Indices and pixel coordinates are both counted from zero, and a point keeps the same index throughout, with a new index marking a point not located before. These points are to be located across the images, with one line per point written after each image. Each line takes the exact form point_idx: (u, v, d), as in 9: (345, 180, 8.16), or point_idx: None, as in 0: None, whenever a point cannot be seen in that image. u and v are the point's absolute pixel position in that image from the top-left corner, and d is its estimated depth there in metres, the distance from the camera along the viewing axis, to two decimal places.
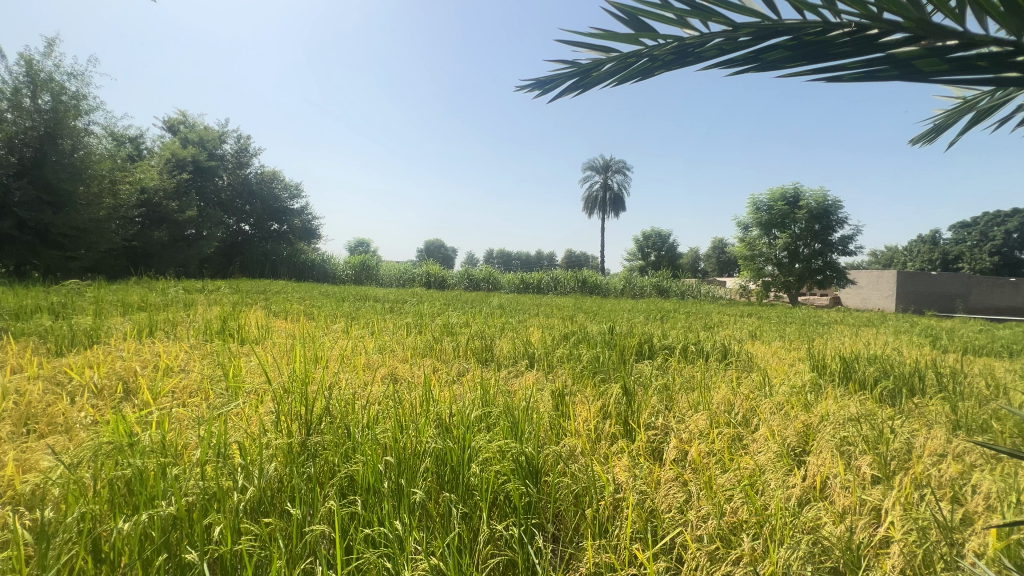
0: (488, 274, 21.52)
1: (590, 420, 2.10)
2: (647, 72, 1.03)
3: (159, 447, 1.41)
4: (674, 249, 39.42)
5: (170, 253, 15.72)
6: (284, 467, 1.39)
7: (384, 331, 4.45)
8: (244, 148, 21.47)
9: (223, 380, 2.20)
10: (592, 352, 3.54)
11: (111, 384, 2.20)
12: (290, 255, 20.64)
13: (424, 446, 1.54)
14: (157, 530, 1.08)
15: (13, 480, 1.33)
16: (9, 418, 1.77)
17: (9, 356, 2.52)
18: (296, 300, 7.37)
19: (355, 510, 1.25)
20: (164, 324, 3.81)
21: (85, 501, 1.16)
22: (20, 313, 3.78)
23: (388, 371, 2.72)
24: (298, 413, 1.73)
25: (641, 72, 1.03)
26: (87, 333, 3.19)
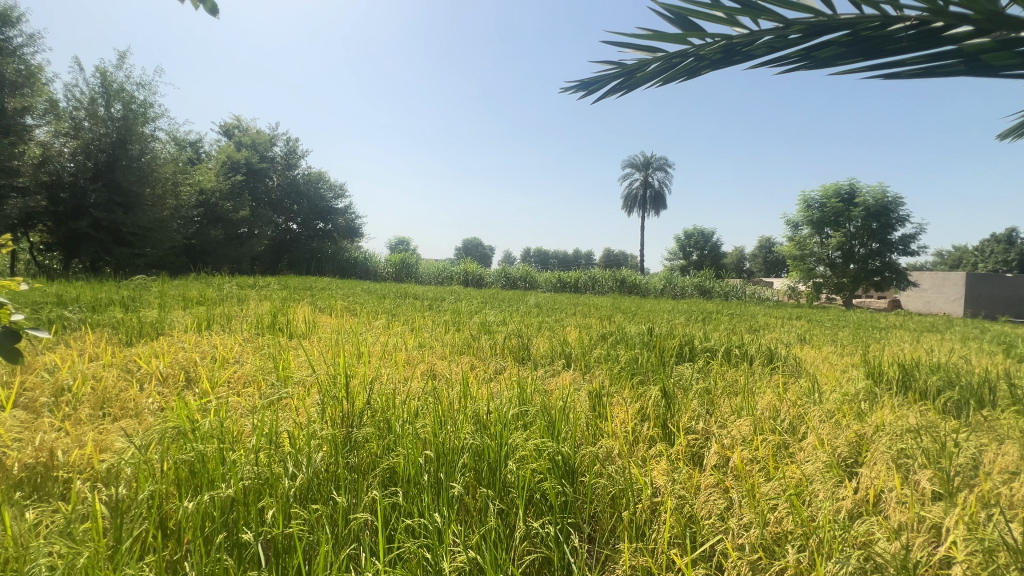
0: (525, 273, 21.55)
1: (628, 422, 2.07)
2: (693, 71, 1.03)
3: (217, 433, 1.51)
4: (718, 249, 38.12)
5: (225, 250, 16.65)
6: (330, 457, 1.46)
7: (423, 328, 4.55)
8: (292, 150, 22.43)
9: (274, 372, 2.33)
10: (631, 353, 3.47)
11: (174, 373, 2.36)
12: (334, 253, 21.39)
13: (462, 442, 1.57)
14: (217, 509, 1.16)
15: (91, 459, 1.46)
16: (89, 401, 1.94)
17: (86, 345, 2.75)
18: (340, 296, 7.64)
19: (396, 500, 1.29)
20: (221, 318, 4.05)
21: (153, 480, 1.26)
22: (96, 305, 4.11)
23: (428, 368, 2.79)
24: (342, 407, 1.80)
25: (687, 72, 1.02)
26: (154, 325, 3.44)
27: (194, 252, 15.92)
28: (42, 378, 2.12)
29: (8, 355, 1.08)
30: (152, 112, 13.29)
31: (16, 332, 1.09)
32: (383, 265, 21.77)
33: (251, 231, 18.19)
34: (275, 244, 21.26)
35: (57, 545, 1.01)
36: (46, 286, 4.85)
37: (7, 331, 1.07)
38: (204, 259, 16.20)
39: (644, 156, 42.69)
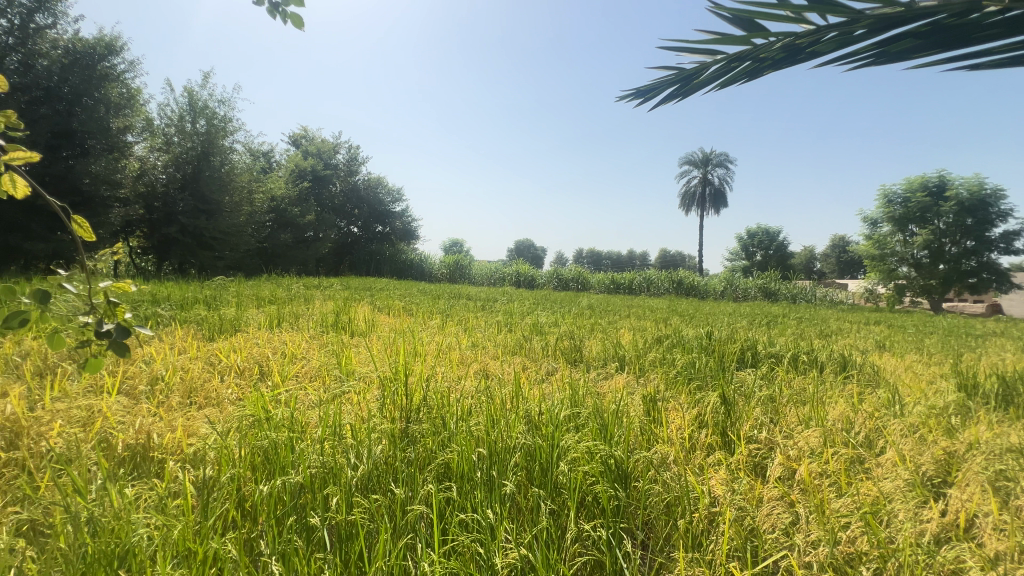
0: (577, 274, 21.35)
1: (685, 428, 2.00)
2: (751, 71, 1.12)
3: (287, 423, 1.62)
4: (785, 249, 35.86)
5: (293, 253, 17.77)
6: (389, 450, 1.52)
7: (476, 328, 4.62)
8: (354, 157, 23.54)
9: (337, 368, 2.45)
10: (688, 357, 3.35)
11: (250, 367, 2.55)
12: (392, 255, 22.21)
13: (514, 442, 1.58)
14: (286, 494, 1.25)
15: (180, 442, 1.61)
16: (178, 390, 2.15)
17: (176, 339, 3.03)
18: (397, 297, 7.93)
19: (451, 494, 1.33)
20: (290, 316, 4.32)
21: (234, 464, 1.37)
22: (183, 304, 4.52)
23: (481, 367, 2.83)
24: (401, 402, 1.88)
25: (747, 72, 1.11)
26: (232, 323, 3.74)
27: (266, 255, 17.09)
28: (140, 368, 2.36)
29: (118, 349, 1.17)
30: (232, 126, 14.42)
31: (128, 328, 1.20)
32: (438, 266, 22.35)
33: (316, 234, 19.36)
34: (337, 247, 22.40)
35: (154, 516, 1.13)
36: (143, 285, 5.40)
37: (121, 327, 1.18)
38: (275, 261, 17.35)
39: (703, 151, 40.92)
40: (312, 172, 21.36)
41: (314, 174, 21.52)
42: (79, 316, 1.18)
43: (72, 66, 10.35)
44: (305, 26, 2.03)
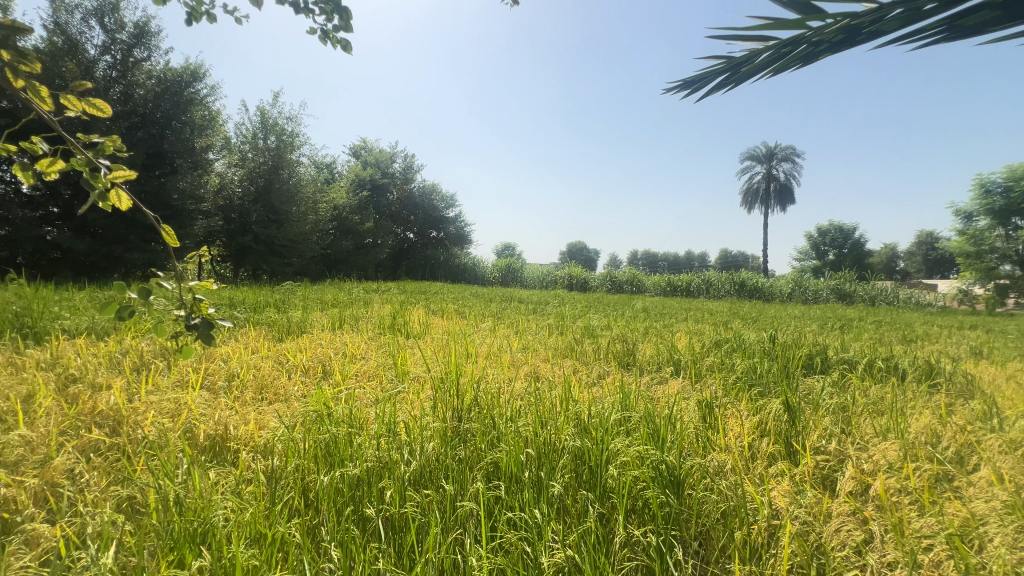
0: (632, 276, 20.91)
1: (745, 436, 1.91)
2: (809, 58, 0.94)
3: (347, 419, 1.71)
4: (861, 247, 33.22)
5: (354, 259, 18.64)
6: (440, 448, 1.57)
7: (527, 331, 4.65)
8: (410, 166, 24.40)
9: (393, 368, 2.56)
10: (750, 362, 3.18)
11: (314, 366, 2.71)
12: (446, 259, 22.78)
13: (562, 444, 1.59)
14: (346, 485, 1.32)
15: (253, 433, 1.74)
16: (252, 386, 2.33)
17: (250, 340, 3.29)
18: (451, 300, 8.12)
19: (499, 493, 1.35)
20: (350, 319, 4.55)
21: (299, 455, 1.47)
22: (256, 307, 4.90)
23: (532, 369, 2.85)
24: (452, 403, 1.93)
25: (803, 59, 0.93)
26: (298, 324, 4.00)
27: (329, 261, 18.06)
28: (219, 365, 2.58)
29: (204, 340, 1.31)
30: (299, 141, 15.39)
31: (212, 323, 1.34)
32: (491, 270, 22.69)
33: (374, 240, 20.34)
34: (395, 253, 23.29)
35: (231, 499, 1.24)
36: (223, 290, 5.89)
37: (206, 321, 1.32)
38: (338, 266, 18.29)
39: (766, 145, 38.70)
40: (371, 181, 22.35)
41: (372, 183, 22.51)
42: (174, 312, 1.33)
43: (163, 94, 11.47)
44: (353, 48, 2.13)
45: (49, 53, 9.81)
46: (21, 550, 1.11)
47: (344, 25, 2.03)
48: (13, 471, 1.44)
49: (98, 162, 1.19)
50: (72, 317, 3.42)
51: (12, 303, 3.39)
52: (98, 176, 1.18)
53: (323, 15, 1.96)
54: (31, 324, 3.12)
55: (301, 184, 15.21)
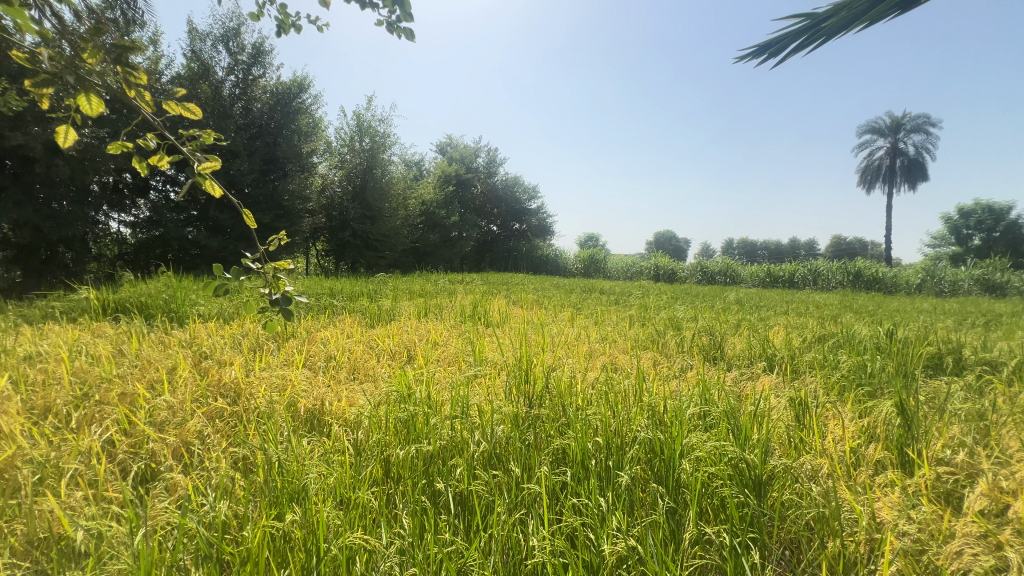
0: (726, 266, 19.58)
1: (845, 440, 1.73)
2: (908, 3, 0.82)
3: (425, 399, 1.83)
4: (1018, 229, 28.00)
5: (440, 251, 19.51)
6: (510, 431, 1.62)
7: (607, 321, 4.57)
8: (493, 159, 24.87)
9: (471, 355, 2.66)
10: (859, 359, 2.84)
11: (400, 351, 2.90)
12: (529, 251, 23.01)
13: (634, 434, 1.56)
14: (420, 461, 1.42)
15: (343, 409, 1.92)
16: (346, 366, 2.56)
17: (344, 325, 3.60)
18: (531, 290, 8.22)
19: (565, 478, 1.37)
20: (435, 307, 4.78)
21: (381, 430, 1.61)
22: (352, 296, 5.33)
23: (608, 360, 2.79)
24: (524, 388, 1.97)
25: (901, 4, 0.82)
26: (387, 312, 4.29)
27: (418, 254, 19.05)
28: (319, 347, 2.86)
29: (284, 313, 1.72)
30: (390, 141, 16.33)
31: (289, 298, 1.73)
32: (573, 261, 22.60)
33: (460, 233, 21.10)
34: (479, 245, 24.00)
35: (321, 465, 1.39)
36: (326, 281, 6.49)
37: (284, 297, 1.72)
38: (426, 259, 19.27)
39: (890, 116, 33.88)
40: (455, 176, 23.09)
41: (458, 178, 23.26)
42: (262, 289, 1.74)
43: (276, 106, 12.83)
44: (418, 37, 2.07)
45: (187, 78, 11.45)
46: (162, 494, 1.34)
47: (409, 17, 1.96)
48: (160, 429, 1.74)
49: (195, 155, 1.53)
50: (206, 303, 3.98)
51: (162, 292, 4.04)
52: (196, 168, 1.51)
53: (386, 8, 1.91)
54: (176, 309, 3.70)
55: (392, 182, 16.17)
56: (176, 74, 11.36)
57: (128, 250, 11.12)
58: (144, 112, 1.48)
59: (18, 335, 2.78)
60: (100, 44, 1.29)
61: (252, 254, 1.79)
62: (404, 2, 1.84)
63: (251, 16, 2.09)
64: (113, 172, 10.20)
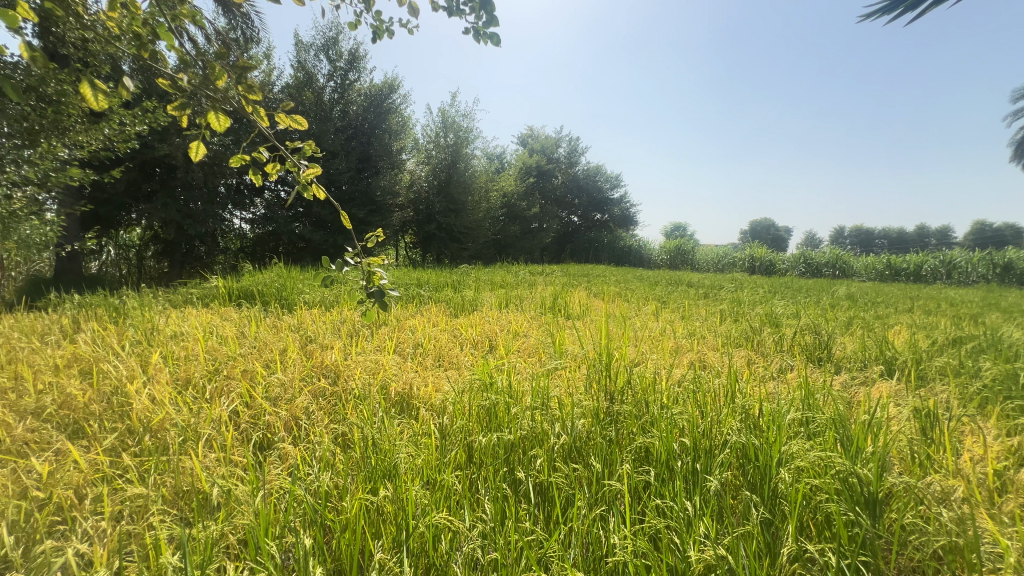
0: (835, 258, 17.63)
1: (987, 461, 1.49)
2: None
3: (507, 390, 1.88)
4: None
5: (521, 243, 19.73)
6: (591, 426, 1.60)
7: (695, 316, 4.33)
8: (574, 149, 24.49)
9: (552, 347, 2.66)
10: (1010, 368, 2.41)
11: (482, 340, 2.98)
12: (611, 242, 22.49)
13: (724, 438, 1.48)
14: (500, 449, 1.46)
15: (430, 394, 2.02)
16: (432, 354, 2.69)
17: (430, 314, 3.78)
18: (614, 282, 8.02)
19: (648, 478, 1.33)
20: (516, 299, 4.85)
21: (465, 417, 1.68)
22: (437, 287, 5.57)
23: (697, 357, 2.65)
24: (605, 382, 1.93)
25: None
26: (470, 303, 4.43)
27: (500, 245, 19.42)
28: (408, 335, 3.03)
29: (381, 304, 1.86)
30: (473, 136, 16.69)
31: (384, 290, 1.85)
32: (659, 252, 21.71)
33: (541, 225, 21.17)
34: (560, 236, 23.90)
35: (410, 446, 1.47)
36: (414, 272, 6.87)
37: (380, 290, 1.85)
38: (507, 251, 19.58)
39: None
40: (537, 168, 23.10)
41: (538, 169, 23.24)
42: (360, 281, 1.89)
43: (370, 107, 13.69)
44: (502, 42, 2.05)
45: (295, 87, 12.60)
46: (276, 461, 1.51)
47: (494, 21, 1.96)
48: (275, 403, 1.97)
49: (299, 163, 1.69)
50: (311, 291, 4.39)
51: (275, 281, 4.52)
52: (302, 174, 1.68)
53: (472, 14, 1.92)
54: (286, 297, 4.12)
55: (475, 175, 16.58)
56: (286, 84, 12.56)
57: (248, 244, 12.58)
58: (260, 126, 1.66)
59: (167, 317, 3.29)
60: (224, 66, 1.47)
61: (351, 249, 1.95)
62: (490, 5, 1.83)
63: (351, 27, 2.24)
64: (236, 175, 11.57)
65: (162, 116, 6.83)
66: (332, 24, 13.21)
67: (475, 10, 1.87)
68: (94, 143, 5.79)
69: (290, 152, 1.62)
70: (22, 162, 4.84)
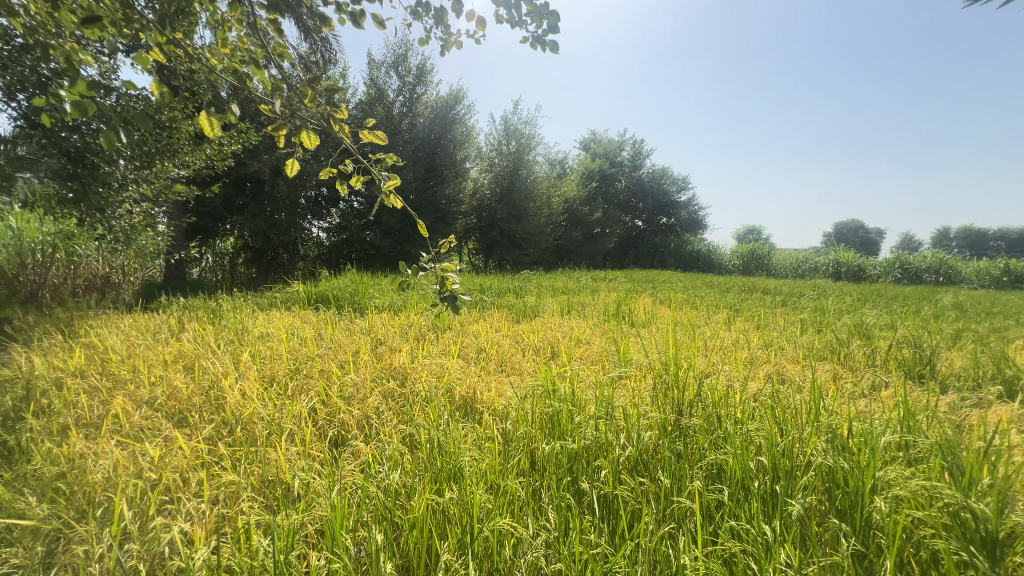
0: (938, 263, 15.82)
1: None
2: None
3: (569, 398, 1.85)
4: None
5: (583, 248, 19.55)
6: (658, 439, 1.55)
7: (771, 325, 4.06)
8: (638, 151, 23.91)
9: (616, 355, 2.61)
10: None
11: (544, 347, 2.98)
12: (678, 247, 21.69)
13: (808, 458, 1.37)
14: (564, 458, 1.45)
15: (493, 400, 2.04)
16: (494, 359, 2.73)
17: (494, 320, 3.83)
18: (681, 289, 7.72)
19: (721, 497, 1.26)
20: (578, 305, 4.80)
21: (528, 423, 1.68)
22: (500, 292, 5.66)
23: (774, 369, 2.48)
24: (673, 393, 1.85)
25: None
26: (532, 309, 4.44)
27: (562, 251, 19.34)
28: (472, 340, 3.09)
29: (453, 309, 1.93)
30: (535, 142, 16.79)
31: (455, 296, 1.92)
32: (730, 258, 20.59)
33: (604, 230, 20.84)
34: (623, 241, 23.41)
35: (474, 449, 1.50)
36: (478, 278, 7.02)
37: (452, 296, 1.92)
38: (569, 256, 19.46)
39: None
40: (599, 172, 22.78)
41: (601, 173, 22.90)
42: (434, 287, 1.97)
43: (436, 118, 14.20)
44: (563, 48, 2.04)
45: (368, 103, 13.37)
46: (350, 458, 1.60)
47: (555, 28, 1.96)
48: (349, 402, 2.09)
49: (379, 176, 1.79)
50: (380, 296, 4.61)
51: (349, 286, 4.81)
52: (382, 186, 1.79)
53: (534, 23, 1.94)
54: (358, 301, 4.36)
55: (537, 182, 16.67)
56: (359, 101, 13.36)
57: (325, 251, 13.46)
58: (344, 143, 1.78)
59: (255, 319, 3.59)
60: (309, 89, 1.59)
61: (424, 255, 2.03)
62: (551, 14, 1.84)
63: (421, 42, 2.33)
64: (315, 188, 12.45)
65: (253, 136, 7.51)
66: (402, 42, 13.86)
67: (536, 19, 1.89)
68: (198, 162, 6.48)
69: (366, 165, 1.72)
70: (141, 181, 5.52)
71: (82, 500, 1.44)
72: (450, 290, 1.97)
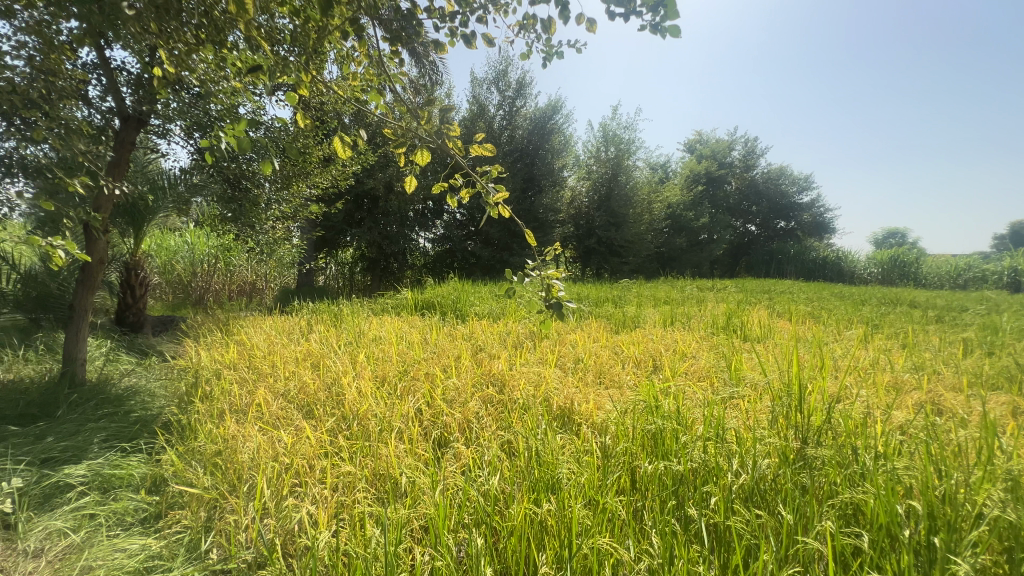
0: None
1: None
2: None
3: (674, 415, 1.74)
4: None
5: (688, 256, 18.45)
6: (778, 468, 1.39)
7: (922, 345, 3.46)
8: (751, 151, 22.05)
9: (726, 371, 2.41)
10: None
11: (645, 359, 2.85)
12: (799, 253, 19.52)
13: (981, 510, 1.13)
14: (668, 479, 1.37)
15: (591, 411, 2.00)
16: (593, 370, 2.67)
17: (592, 330, 3.76)
18: (804, 301, 6.91)
19: (860, 544, 1.09)
20: (682, 316, 4.52)
21: (629, 439, 1.62)
22: (598, 302, 5.54)
23: (927, 398, 2.10)
24: (797, 419, 1.66)
25: None
26: (632, 319, 4.28)
27: (663, 259, 18.47)
28: (570, 349, 3.07)
29: (558, 316, 1.94)
30: (635, 147, 16.30)
31: (559, 303, 1.92)
32: (864, 265, 18.03)
33: (710, 236, 19.50)
34: (734, 248, 21.66)
35: (572, 462, 1.49)
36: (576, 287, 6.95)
37: (557, 303, 1.93)
38: (672, 264, 18.51)
39: None
40: (706, 174, 21.39)
41: (708, 176, 21.47)
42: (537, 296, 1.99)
43: (534, 129, 14.47)
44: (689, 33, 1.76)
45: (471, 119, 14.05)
46: (453, 459, 1.67)
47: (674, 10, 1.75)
48: (451, 405, 2.19)
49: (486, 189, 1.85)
50: (480, 303, 4.77)
51: (451, 294, 5.05)
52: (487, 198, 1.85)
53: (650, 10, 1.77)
54: (460, 308, 4.57)
55: (638, 187, 16.15)
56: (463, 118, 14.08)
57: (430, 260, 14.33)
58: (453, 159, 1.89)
59: (370, 323, 3.93)
60: None
61: (530, 263, 2.06)
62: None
63: (525, 56, 2.38)
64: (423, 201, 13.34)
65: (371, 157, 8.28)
66: (503, 58, 14.36)
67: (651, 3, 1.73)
68: (326, 182, 7.31)
69: (470, 178, 1.79)
70: (282, 201, 6.35)
71: (233, 474, 1.68)
72: (554, 297, 1.97)
